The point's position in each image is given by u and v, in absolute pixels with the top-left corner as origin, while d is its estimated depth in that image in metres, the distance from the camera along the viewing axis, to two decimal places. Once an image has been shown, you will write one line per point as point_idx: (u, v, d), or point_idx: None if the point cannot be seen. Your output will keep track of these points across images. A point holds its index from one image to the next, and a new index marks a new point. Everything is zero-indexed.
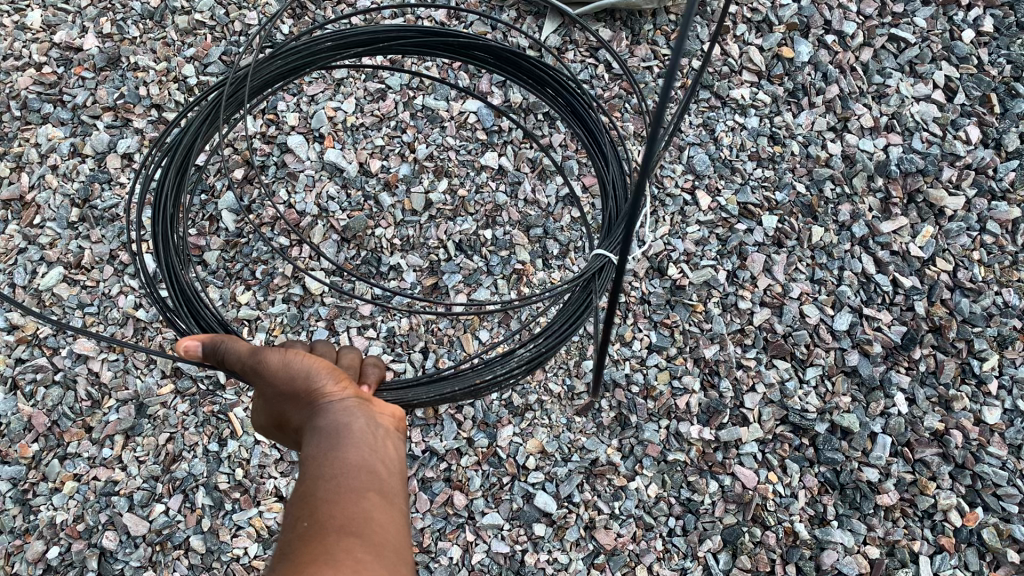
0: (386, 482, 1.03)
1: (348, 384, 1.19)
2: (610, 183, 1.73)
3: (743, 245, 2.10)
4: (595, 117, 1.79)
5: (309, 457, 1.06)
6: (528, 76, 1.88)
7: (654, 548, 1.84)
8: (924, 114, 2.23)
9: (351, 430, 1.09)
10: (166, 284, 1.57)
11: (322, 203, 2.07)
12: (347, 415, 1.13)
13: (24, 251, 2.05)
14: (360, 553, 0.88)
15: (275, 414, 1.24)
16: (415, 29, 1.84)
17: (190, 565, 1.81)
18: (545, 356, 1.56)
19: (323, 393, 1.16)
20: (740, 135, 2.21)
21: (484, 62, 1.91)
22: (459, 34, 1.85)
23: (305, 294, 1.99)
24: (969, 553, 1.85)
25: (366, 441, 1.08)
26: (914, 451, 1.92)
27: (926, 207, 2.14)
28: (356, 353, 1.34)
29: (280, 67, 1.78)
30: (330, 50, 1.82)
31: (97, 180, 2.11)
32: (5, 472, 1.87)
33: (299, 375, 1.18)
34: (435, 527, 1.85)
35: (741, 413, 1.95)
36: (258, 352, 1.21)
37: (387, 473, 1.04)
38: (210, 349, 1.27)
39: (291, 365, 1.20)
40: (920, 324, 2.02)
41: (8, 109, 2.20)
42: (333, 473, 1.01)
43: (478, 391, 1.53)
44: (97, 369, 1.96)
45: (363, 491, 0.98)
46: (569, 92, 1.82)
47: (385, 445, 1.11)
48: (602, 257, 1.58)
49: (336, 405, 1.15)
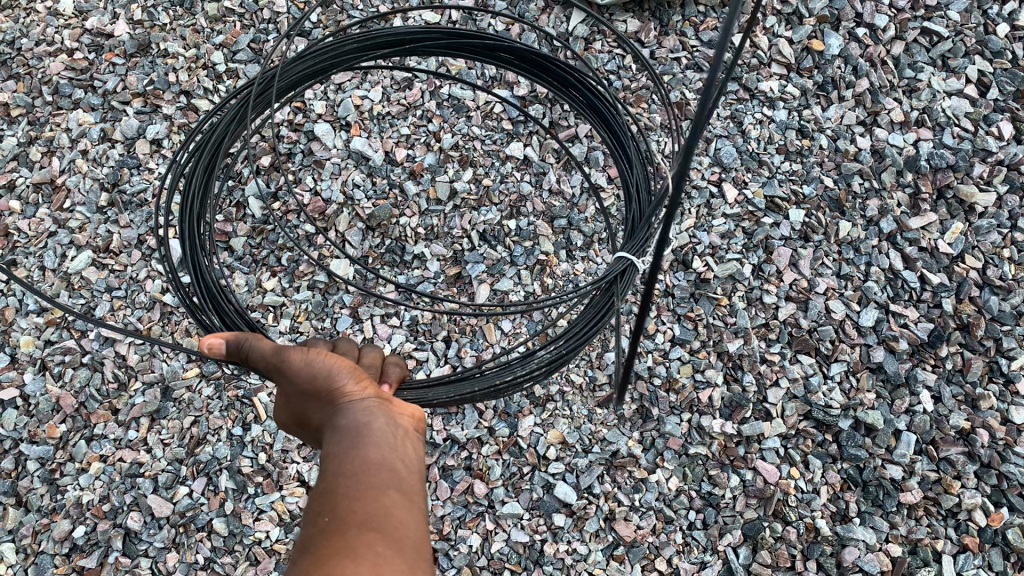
0: (407, 480, 1.02)
1: (369, 385, 1.19)
2: (633, 187, 1.69)
3: (769, 238, 2.08)
4: (618, 119, 1.75)
5: (330, 455, 1.06)
6: (553, 79, 1.83)
7: (674, 541, 1.84)
8: (956, 109, 2.21)
9: (372, 429, 1.08)
10: (191, 277, 1.58)
11: (348, 191, 2.08)
12: (368, 414, 1.12)
13: (55, 235, 2.08)
14: (381, 550, 0.88)
15: (297, 414, 1.25)
16: (440, 31, 1.79)
17: (213, 547, 1.83)
18: (565, 358, 1.55)
19: (344, 393, 1.16)
20: (768, 128, 2.19)
21: (508, 64, 1.85)
22: (483, 35, 1.79)
23: (330, 281, 2.01)
24: (993, 553, 1.83)
25: (387, 440, 1.07)
26: (939, 450, 1.90)
27: (955, 203, 2.11)
28: (377, 351, 1.33)
29: (305, 69, 1.75)
30: (355, 53, 1.78)
31: (127, 165, 2.13)
32: (33, 452, 1.91)
33: (321, 374, 1.19)
34: (455, 516, 1.86)
35: (764, 408, 1.94)
36: (282, 352, 1.23)
37: (407, 473, 1.03)
38: (234, 346, 1.28)
39: (313, 363, 1.20)
40: (947, 322, 2.00)
41: (40, 94, 2.23)
42: (356, 470, 1.00)
43: (498, 392, 1.53)
44: (124, 352, 1.99)
45: (385, 488, 0.98)
46: (592, 92, 1.77)
47: (405, 446, 1.09)
48: (626, 260, 1.55)
49: (357, 404, 1.15)
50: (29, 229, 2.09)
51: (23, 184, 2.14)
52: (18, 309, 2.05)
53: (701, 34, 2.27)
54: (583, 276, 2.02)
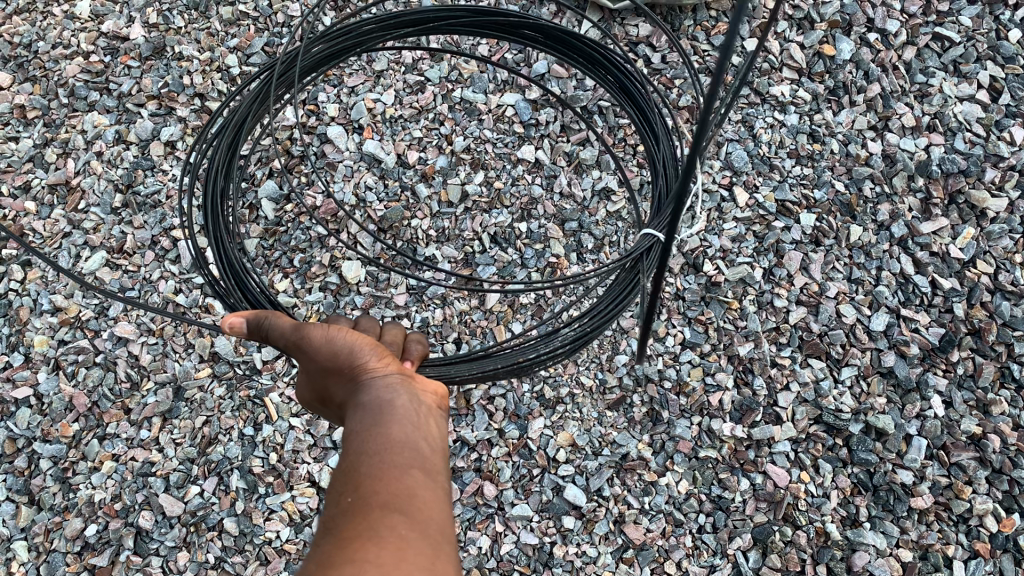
0: (430, 459, 1.02)
1: (392, 361, 1.20)
2: (660, 161, 1.70)
3: (780, 242, 2.08)
4: (647, 96, 1.75)
5: (352, 432, 1.06)
6: (580, 56, 1.84)
7: (684, 545, 1.85)
8: (967, 114, 2.20)
9: (395, 405, 1.09)
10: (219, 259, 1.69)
11: (360, 193, 2.10)
12: (391, 390, 1.13)
13: (69, 236, 2.09)
14: (404, 531, 0.88)
15: (320, 390, 1.27)
16: (465, 8, 1.81)
17: (223, 546, 1.84)
18: (590, 335, 1.59)
19: (367, 369, 1.17)
20: (779, 132, 2.19)
21: (534, 41, 1.87)
22: (508, 14, 1.80)
23: (341, 282, 2.01)
24: (1004, 559, 1.84)
25: (410, 417, 1.07)
26: (950, 455, 1.91)
27: (967, 208, 2.11)
28: (400, 328, 1.34)
29: (329, 49, 1.79)
30: (379, 31, 1.82)
31: (141, 166, 2.15)
32: (46, 450, 1.92)
33: (343, 351, 1.20)
34: (464, 517, 1.87)
35: (774, 412, 1.94)
36: (303, 327, 1.23)
37: (431, 451, 1.03)
38: (255, 324, 1.29)
39: (335, 340, 1.21)
40: (958, 327, 2.00)
41: (56, 97, 2.25)
42: (379, 448, 1.00)
43: (519, 369, 1.58)
44: (137, 352, 2.00)
45: (408, 466, 0.98)
46: (619, 70, 1.78)
47: (428, 422, 1.10)
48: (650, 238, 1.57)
49: (380, 380, 1.15)
50: (45, 229, 2.11)
51: (38, 186, 2.16)
52: (32, 309, 2.06)
53: (712, 39, 2.28)
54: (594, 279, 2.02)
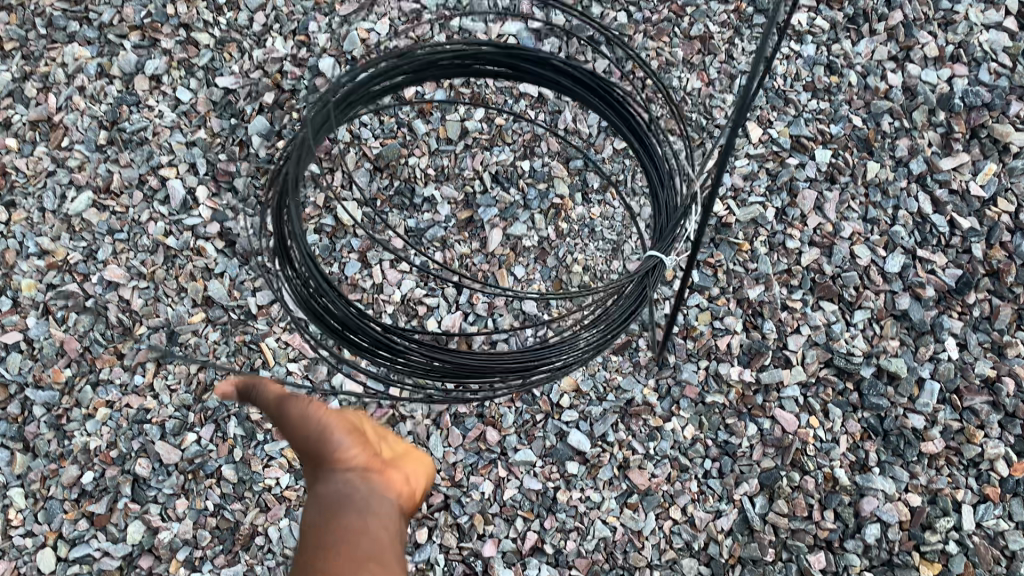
0: (379, 545, 1.00)
1: (361, 451, 1.17)
2: (664, 201, 1.81)
3: (794, 180, 2.00)
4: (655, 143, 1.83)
5: (308, 524, 1.05)
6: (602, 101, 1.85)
7: (689, 490, 1.83)
8: (993, 43, 2.10)
9: (353, 504, 1.07)
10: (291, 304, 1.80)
11: (355, 129, 2.00)
12: (352, 487, 1.11)
13: (53, 175, 2.01)
14: None
15: None
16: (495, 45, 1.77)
17: (222, 493, 1.81)
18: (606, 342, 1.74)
19: (333, 461, 1.15)
20: (794, 64, 2.08)
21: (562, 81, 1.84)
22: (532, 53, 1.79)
23: (336, 224, 1.94)
24: (1015, 503, 1.82)
25: (366, 512, 1.05)
26: (963, 399, 1.87)
27: (989, 143, 2.02)
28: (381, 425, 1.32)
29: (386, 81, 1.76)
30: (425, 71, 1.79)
31: (126, 102, 2.05)
32: (39, 397, 1.88)
33: (314, 439, 1.18)
34: (467, 462, 1.84)
35: (784, 355, 1.89)
36: (282, 406, 1.22)
37: (385, 539, 1.01)
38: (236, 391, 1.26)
39: (307, 422, 1.19)
40: (976, 268, 1.94)
41: (33, 27, 2.14)
42: (318, 559, 0.99)
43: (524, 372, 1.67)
44: (128, 297, 1.93)
45: (351, 567, 0.97)
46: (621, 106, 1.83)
47: (386, 508, 1.08)
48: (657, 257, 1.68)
49: (341, 476, 1.13)
50: (27, 168, 2.03)
51: (19, 122, 2.07)
52: (18, 252, 1.98)
53: None
54: (599, 220, 1.97)
